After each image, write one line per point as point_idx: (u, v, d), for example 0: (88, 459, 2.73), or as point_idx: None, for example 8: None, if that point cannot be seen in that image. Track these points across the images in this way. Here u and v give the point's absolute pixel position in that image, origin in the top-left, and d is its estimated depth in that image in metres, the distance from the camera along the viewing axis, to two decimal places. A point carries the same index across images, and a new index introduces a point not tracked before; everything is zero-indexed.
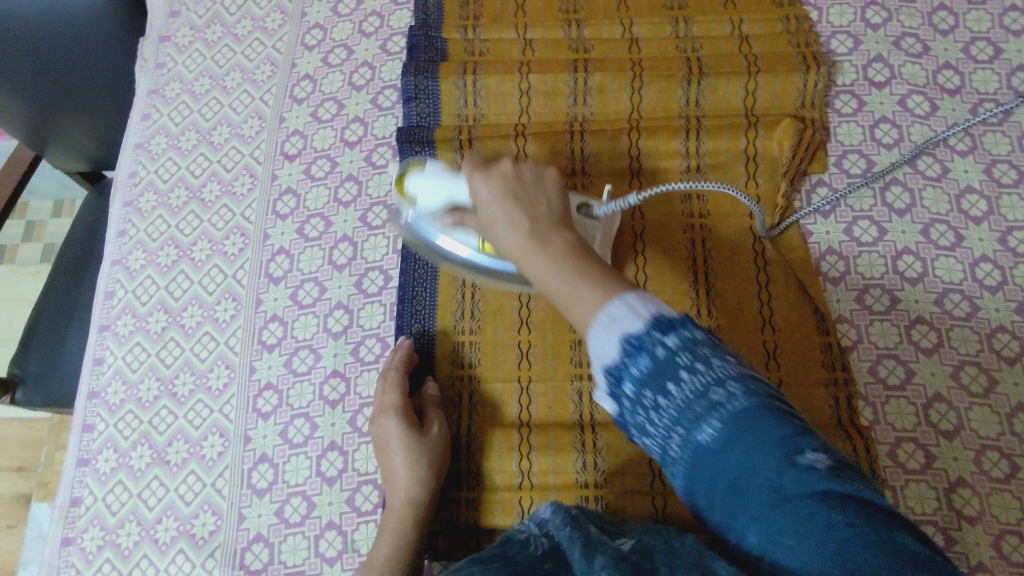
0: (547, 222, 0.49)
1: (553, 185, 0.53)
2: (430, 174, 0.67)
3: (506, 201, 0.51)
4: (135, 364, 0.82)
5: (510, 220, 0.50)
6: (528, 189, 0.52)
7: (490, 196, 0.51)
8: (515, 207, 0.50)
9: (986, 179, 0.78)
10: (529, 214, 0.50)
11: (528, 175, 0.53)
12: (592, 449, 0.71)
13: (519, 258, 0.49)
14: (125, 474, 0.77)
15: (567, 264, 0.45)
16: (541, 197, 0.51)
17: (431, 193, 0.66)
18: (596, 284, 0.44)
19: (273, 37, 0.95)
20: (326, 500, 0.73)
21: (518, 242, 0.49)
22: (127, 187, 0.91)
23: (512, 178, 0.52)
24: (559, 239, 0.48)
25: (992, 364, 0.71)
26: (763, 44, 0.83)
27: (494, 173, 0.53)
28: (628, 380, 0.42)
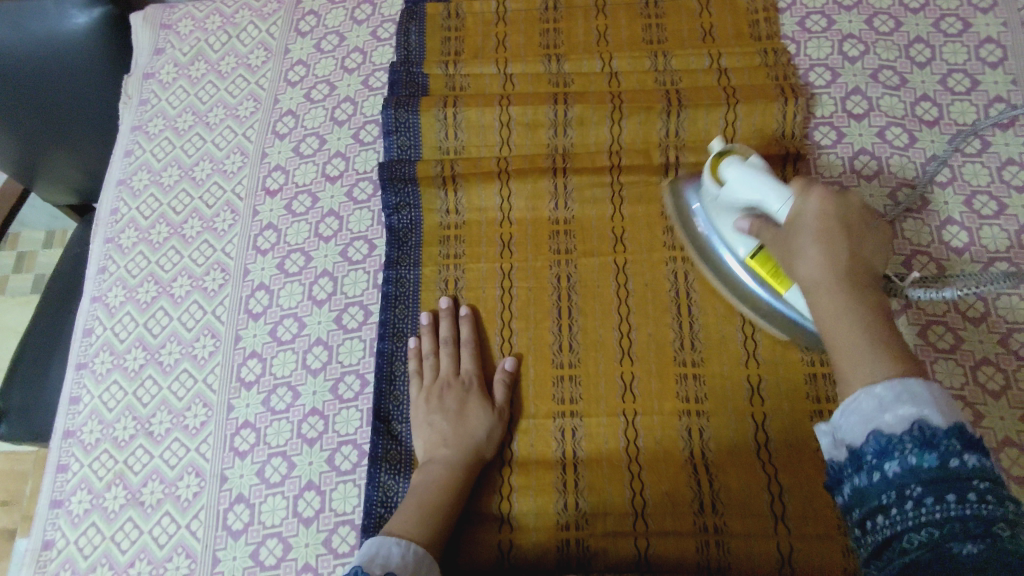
0: (864, 277, 0.55)
1: (881, 235, 0.58)
2: (744, 167, 0.63)
3: (832, 229, 0.56)
4: (111, 403, 0.81)
5: (826, 256, 0.55)
6: (860, 233, 0.57)
7: (818, 241, 0.56)
8: (838, 242, 0.56)
9: (966, 211, 0.77)
10: (850, 254, 0.56)
11: (865, 218, 0.58)
12: (573, 489, 0.70)
13: (817, 288, 0.55)
14: (99, 516, 0.76)
15: (852, 313, 0.52)
16: (867, 244, 0.57)
17: (738, 185, 0.63)
18: (878, 359, 0.49)
19: (257, 73, 0.96)
20: (302, 542, 0.72)
21: (822, 272, 0.55)
22: (108, 224, 0.91)
23: (849, 216, 0.57)
24: (869, 292, 0.54)
25: (977, 397, 0.70)
26: (741, 77, 0.84)
27: (835, 206, 0.57)
28: (896, 461, 0.44)
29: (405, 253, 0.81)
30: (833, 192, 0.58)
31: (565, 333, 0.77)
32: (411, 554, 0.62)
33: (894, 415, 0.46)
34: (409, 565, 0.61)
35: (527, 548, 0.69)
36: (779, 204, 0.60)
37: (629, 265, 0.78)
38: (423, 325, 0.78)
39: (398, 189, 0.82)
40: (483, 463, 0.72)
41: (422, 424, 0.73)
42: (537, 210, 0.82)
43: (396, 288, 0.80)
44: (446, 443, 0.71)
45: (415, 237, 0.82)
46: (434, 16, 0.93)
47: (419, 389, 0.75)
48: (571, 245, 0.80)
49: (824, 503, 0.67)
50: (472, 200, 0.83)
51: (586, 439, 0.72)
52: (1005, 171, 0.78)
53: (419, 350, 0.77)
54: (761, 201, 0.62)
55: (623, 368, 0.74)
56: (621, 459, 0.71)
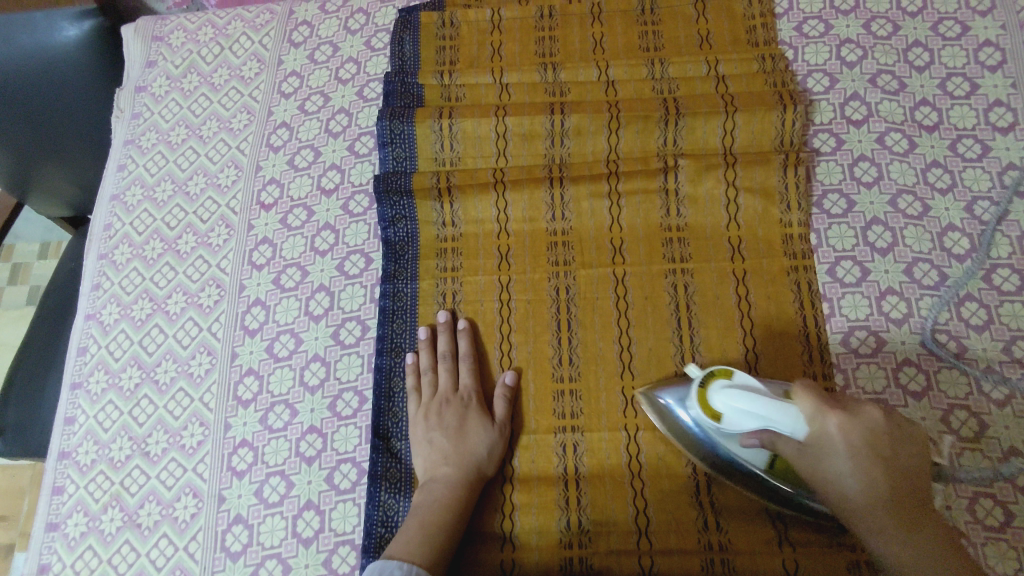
0: (908, 500, 0.57)
1: (911, 436, 0.59)
2: (738, 392, 0.61)
3: (867, 465, 0.57)
4: (107, 423, 0.80)
5: (871, 497, 0.57)
6: (889, 448, 0.57)
7: (855, 472, 0.57)
8: (878, 476, 0.57)
9: (967, 218, 0.77)
10: (892, 485, 0.57)
11: (890, 432, 0.58)
12: (576, 506, 0.70)
13: (874, 529, 0.57)
14: (95, 539, 0.75)
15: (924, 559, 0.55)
16: (904, 459, 0.57)
17: (740, 411, 0.60)
18: None
19: (250, 85, 0.95)
20: (301, 563, 0.71)
21: (872, 510, 0.57)
22: (102, 240, 0.90)
23: (872, 436, 0.57)
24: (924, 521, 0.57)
25: (981, 407, 0.69)
26: (740, 84, 0.83)
27: (857, 429, 0.57)
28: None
29: (402, 267, 0.81)
30: (846, 410, 0.58)
31: (566, 347, 0.76)
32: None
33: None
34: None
35: (529, 567, 0.68)
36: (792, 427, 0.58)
37: (629, 277, 0.78)
38: (422, 341, 0.77)
39: (394, 202, 0.81)
40: (484, 479, 0.71)
41: (422, 442, 0.72)
42: (535, 222, 0.81)
43: (393, 302, 0.79)
44: (447, 461, 0.70)
45: (412, 250, 0.81)
46: (429, 25, 0.92)
47: (418, 405, 0.75)
48: (570, 257, 0.79)
49: (829, 518, 0.66)
50: (469, 212, 0.82)
51: (588, 454, 0.71)
52: (1006, 176, 0.78)
53: (417, 366, 0.77)
54: (772, 425, 0.59)
55: (624, 382, 0.73)
56: (623, 474, 0.70)
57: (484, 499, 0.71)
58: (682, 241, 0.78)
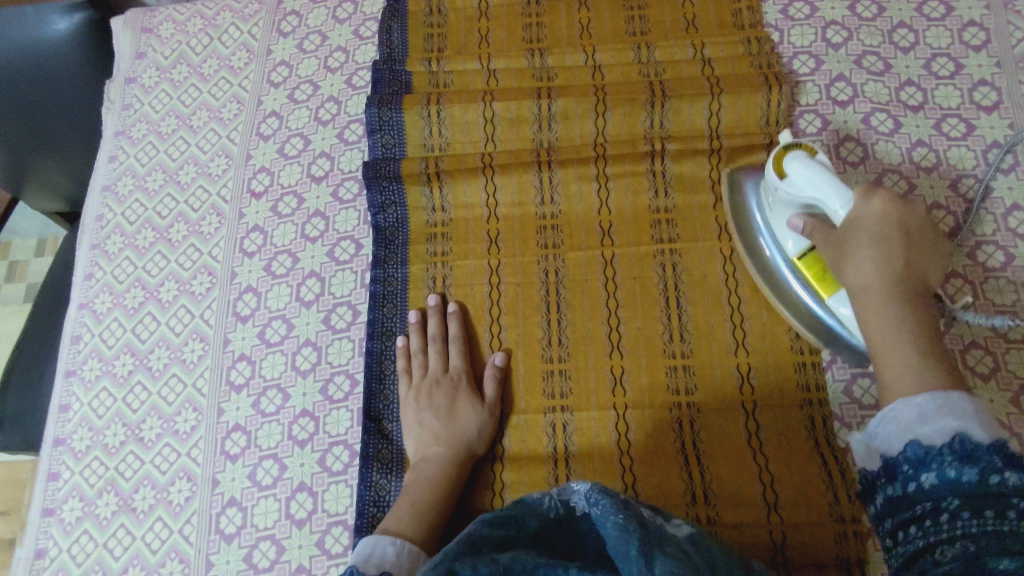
0: (912, 286, 0.57)
1: (938, 248, 0.61)
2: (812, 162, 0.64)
3: (887, 243, 0.59)
4: (101, 409, 0.81)
5: (880, 267, 0.58)
6: (917, 243, 0.59)
7: (875, 245, 0.59)
8: (895, 257, 0.58)
9: (952, 196, 0.77)
10: (905, 265, 0.58)
11: (928, 230, 0.60)
12: (565, 484, 0.70)
13: (868, 295, 0.58)
14: (91, 523, 0.76)
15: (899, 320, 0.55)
16: (924, 257, 0.59)
17: (801, 177, 0.65)
18: (926, 361, 0.53)
19: (239, 75, 0.95)
20: (295, 544, 0.71)
21: (872, 281, 0.58)
22: (94, 231, 0.91)
23: (910, 223, 0.59)
24: (918, 302, 0.57)
25: (967, 380, 0.70)
26: (725, 66, 0.83)
27: (897, 213, 0.60)
28: (933, 471, 0.45)
29: (393, 252, 0.81)
30: (897, 197, 0.60)
31: (555, 328, 0.76)
32: (407, 554, 0.62)
33: (936, 428, 0.48)
34: (404, 566, 0.61)
35: None
36: (840, 203, 0.62)
37: (618, 258, 0.78)
38: (411, 323, 0.78)
39: (383, 187, 0.82)
40: (475, 458, 0.72)
41: (413, 422, 0.73)
42: (524, 205, 0.82)
43: (384, 287, 0.80)
44: (437, 440, 0.71)
45: (402, 235, 0.82)
46: (416, 13, 0.93)
47: (409, 386, 0.75)
48: (558, 239, 0.80)
49: (815, 492, 0.67)
50: (458, 196, 0.82)
51: (577, 433, 0.72)
52: (990, 154, 0.78)
53: (407, 349, 0.78)
54: (825, 202, 0.63)
55: (613, 361, 0.74)
56: (612, 451, 0.71)
57: (474, 477, 0.72)
58: (669, 222, 0.79)
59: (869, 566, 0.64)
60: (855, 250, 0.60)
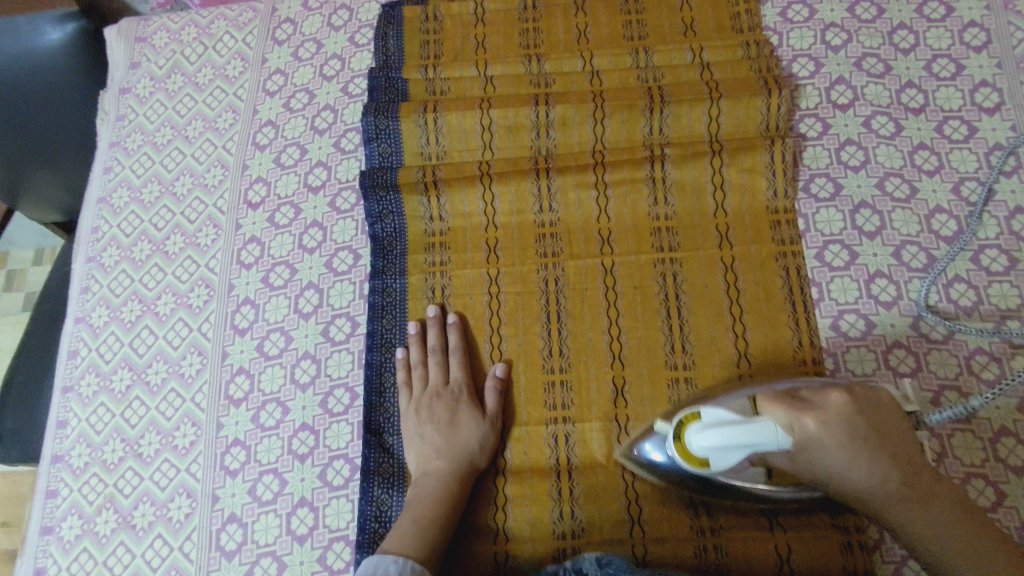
0: (903, 472, 0.58)
1: (884, 406, 0.60)
2: (711, 429, 0.57)
3: (860, 455, 0.58)
4: (99, 425, 0.80)
5: (875, 481, 0.58)
6: (869, 429, 0.58)
7: (844, 458, 0.58)
8: (870, 460, 0.58)
9: (955, 199, 0.76)
10: (889, 461, 0.58)
11: (860, 409, 0.59)
12: (568, 497, 0.70)
13: (884, 504, 0.59)
14: (90, 541, 0.75)
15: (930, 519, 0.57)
16: (884, 430, 0.59)
17: (722, 456, 0.57)
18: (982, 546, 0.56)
19: (234, 84, 0.95)
20: (296, 560, 0.71)
21: (878, 491, 0.58)
22: (90, 243, 0.90)
23: (849, 423, 0.58)
24: (922, 483, 0.58)
25: (971, 387, 0.69)
26: (724, 71, 0.83)
27: (833, 419, 0.58)
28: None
29: (391, 262, 0.81)
30: (813, 407, 0.58)
31: (556, 338, 0.76)
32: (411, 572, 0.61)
33: None
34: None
35: (522, 559, 0.68)
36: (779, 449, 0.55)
37: (618, 267, 0.78)
38: (411, 335, 0.77)
39: (380, 197, 0.81)
40: (476, 472, 0.71)
41: (414, 436, 0.72)
42: (522, 214, 0.81)
43: (383, 297, 0.79)
44: (439, 455, 0.70)
45: (400, 245, 0.81)
46: (412, 20, 0.92)
47: (409, 400, 0.75)
48: (558, 248, 0.79)
49: (819, 504, 0.66)
50: (456, 205, 0.81)
51: (580, 445, 0.71)
52: (992, 157, 0.77)
53: (407, 360, 0.77)
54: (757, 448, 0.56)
55: (615, 372, 0.73)
56: (615, 464, 0.71)
57: (477, 491, 0.72)
58: (670, 230, 0.78)
59: None
60: (836, 473, 0.59)
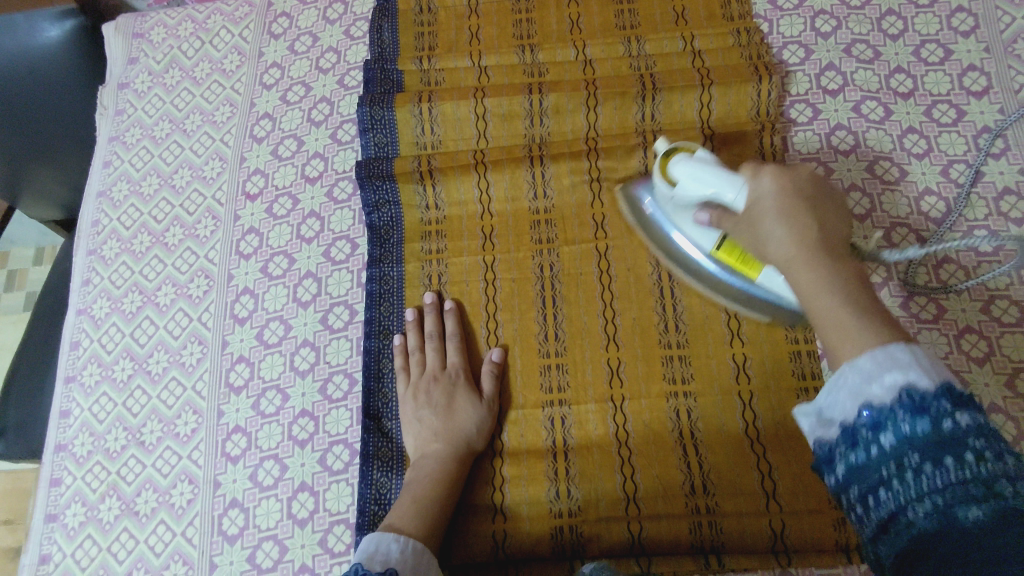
0: (831, 245, 0.53)
1: (839, 209, 0.57)
2: (694, 161, 0.64)
3: (793, 209, 0.54)
4: (102, 414, 0.81)
5: (794, 232, 0.53)
6: (819, 204, 0.55)
7: (782, 212, 0.55)
8: (802, 218, 0.54)
9: (943, 181, 0.77)
10: (818, 227, 0.54)
11: (820, 194, 0.56)
12: (565, 477, 0.71)
13: (792, 262, 0.53)
14: (94, 528, 0.76)
15: (836, 282, 0.50)
16: (829, 215, 0.55)
17: (693, 184, 0.63)
18: (871, 321, 0.47)
19: (231, 78, 0.96)
20: (297, 543, 0.72)
21: (793, 248, 0.53)
22: (90, 236, 0.91)
23: (805, 189, 0.56)
24: (842, 259, 0.52)
25: (961, 365, 0.70)
26: (715, 58, 0.84)
27: (788, 182, 0.56)
28: (889, 430, 0.41)
29: (388, 251, 0.82)
30: (783, 167, 0.57)
31: (551, 323, 0.77)
32: (411, 551, 0.62)
33: (882, 385, 0.42)
34: (408, 561, 0.61)
35: (520, 537, 0.69)
36: (733, 189, 0.59)
37: (611, 251, 0.79)
38: (409, 322, 0.78)
39: (377, 186, 0.82)
40: (474, 454, 0.72)
41: (412, 420, 0.73)
42: (517, 201, 0.82)
43: (380, 285, 0.80)
44: (437, 437, 0.71)
45: (396, 234, 0.82)
46: (406, 12, 0.93)
47: (406, 385, 0.76)
48: (552, 234, 0.80)
49: (813, 479, 0.67)
50: (452, 193, 0.82)
51: (576, 426, 0.72)
52: (981, 139, 0.78)
53: (404, 347, 0.78)
54: (718, 195, 0.61)
55: (609, 354, 0.74)
56: (611, 443, 0.72)
57: (474, 472, 0.73)
58: None
59: (867, 551, 0.65)
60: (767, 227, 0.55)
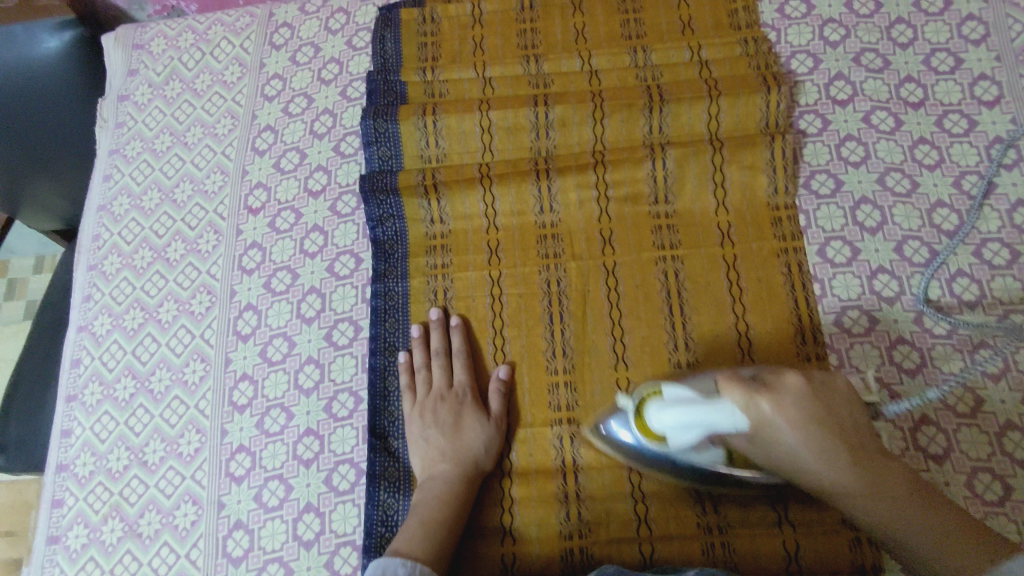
0: (864, 456, 0.58)
1: (841, 394, 0.60)
2: (671, 406, 0.58)
3: (813, 428, 0.57)
4: (104, 434, 0.80)
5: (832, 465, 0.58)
6: (826, 410, 0.58)
7: (798, 433, 0.57)
8: (825, 437, 0.58)
9: (956, 193, 0.76)
10: (845, 443, 0.58)
11: (816, 392, 0.59)
12: (574, 497, 0.70)
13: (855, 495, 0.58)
14: (97, 550, 0.75)
15: (901, 505, 0.57)
16: (842, 415, 0.59)
17: (676, 429, 0.58)
18: (934, 507, 0.57)
19: (233, 90, 0.94)
20: (304, 566, 0.71)
21: (840, 478, 0.58)
22: (91, 251, 0.90)
23: (808, 408, 0.58)
24: (886, 464, 0.58)
25: (977, 382, 0.69)
26: (723, 68, 0.82)
27: (784, 401, 0.57)
28: None
29: (392, 266, 0.81)
30: (770, 387, 0.58)
31: (559, 339, 0.76)
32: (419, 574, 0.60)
33: None
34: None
35: (530, 559, 0.68)
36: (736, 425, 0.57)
37: (619, 266, 0.78)
38: (415, 338, 0.78)
39: (381, 201, 0.81)
40: (482, 474, 0.71)
41: (419, 440, 0.72)
42: (523, 216, 0.81)
43: (385, 301, 0.79)
44: (444, 457, 0.70)
45: (401, 249, 0.81)
46: (409, 22, 0.92)
47: (413, 405, 0.75)
48: (559, 248, 0.79)
49: None
50: (457, 208, 0.81)
51: (586, 445, 0.71)
52: (993, 150, 0.77)
53: (411, 364, 0.77)
54: (714, 428, 0.57)
55: (619, 371, 0.73)
56: (622, 462, 0.70)
57: (482, 493, 0.72)
58: (671, 228, 0.78)
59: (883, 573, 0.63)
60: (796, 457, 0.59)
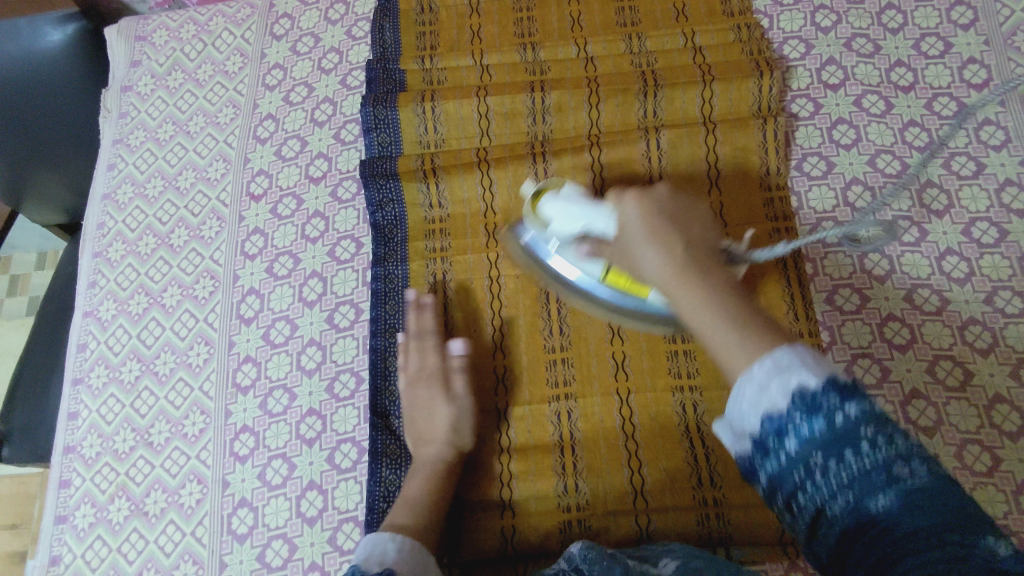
0: (701, 257, 0.51)
1: (704, 217, 0.56)
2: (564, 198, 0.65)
3: (661, 226, 0.53)
4: (110, 416, 0.81)
5: (664, 252, 0.52)
6: (682, 216, 0.55)
7: (646, 222, 0.54)
8: (670, 234, 0.53)
9: (945, 174, 0.78)
10: (686, 243, 0.52)
11: (680, 205, 0.56)
12: (572, 471, 0.71)
13: (665, 286, 0.51)
14: (104, 529, 0.76)
15: (713, 300, 0.47)
16: (695, 227, 0.54)
17: (563, 220, 0.64)
18: (752, 324, 0.45)
19: (234, 79, 0.96)
20: (307, 542, 0.72)
21: (663, 268, 0.51)
22: (95, 239, 0.91)
23: (666, 207, 0.55)
24: (716, 273, 0.50)
25: (965, 357, 0.71)
26: (716, 54, 0.84)
27: (648, 200, 0.55)
28: (791, 435, 0.41)
29: (392, 250, 0.82)
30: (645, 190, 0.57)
31: (556, 318, 0.77)
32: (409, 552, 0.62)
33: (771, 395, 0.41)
34: (406, 561, 0.60)
35: (529, 532, 0.70)
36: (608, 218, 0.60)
37: None
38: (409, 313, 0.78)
39: (381, 185, 0.82)
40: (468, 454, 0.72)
41: (413, 417, 0.73)
42: (519, 199, 0.82)
43: (385, 284, 0.81)
44: (434, 436, 0.71)
45: (401, 233, 0.83)
46: (408, 12, 0.94)
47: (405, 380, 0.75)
48: None
49: None
50: (455, 192, 0.83)
51: (582, 419, 0.73)
52: (982, 132, 0.79)
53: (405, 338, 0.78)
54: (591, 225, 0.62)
55: (614, 347, 0.75)
56: (618, 437, 0.72)
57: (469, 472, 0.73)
58: None
59: None
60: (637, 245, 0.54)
